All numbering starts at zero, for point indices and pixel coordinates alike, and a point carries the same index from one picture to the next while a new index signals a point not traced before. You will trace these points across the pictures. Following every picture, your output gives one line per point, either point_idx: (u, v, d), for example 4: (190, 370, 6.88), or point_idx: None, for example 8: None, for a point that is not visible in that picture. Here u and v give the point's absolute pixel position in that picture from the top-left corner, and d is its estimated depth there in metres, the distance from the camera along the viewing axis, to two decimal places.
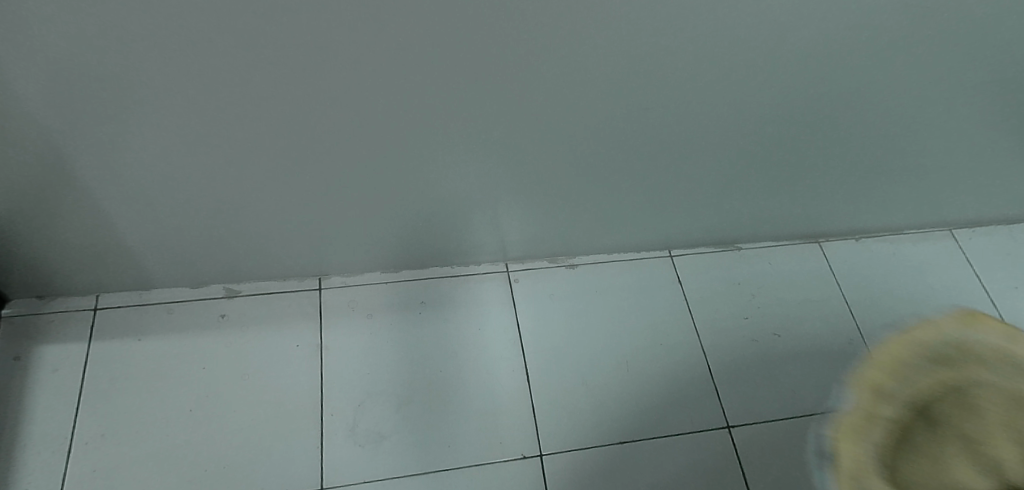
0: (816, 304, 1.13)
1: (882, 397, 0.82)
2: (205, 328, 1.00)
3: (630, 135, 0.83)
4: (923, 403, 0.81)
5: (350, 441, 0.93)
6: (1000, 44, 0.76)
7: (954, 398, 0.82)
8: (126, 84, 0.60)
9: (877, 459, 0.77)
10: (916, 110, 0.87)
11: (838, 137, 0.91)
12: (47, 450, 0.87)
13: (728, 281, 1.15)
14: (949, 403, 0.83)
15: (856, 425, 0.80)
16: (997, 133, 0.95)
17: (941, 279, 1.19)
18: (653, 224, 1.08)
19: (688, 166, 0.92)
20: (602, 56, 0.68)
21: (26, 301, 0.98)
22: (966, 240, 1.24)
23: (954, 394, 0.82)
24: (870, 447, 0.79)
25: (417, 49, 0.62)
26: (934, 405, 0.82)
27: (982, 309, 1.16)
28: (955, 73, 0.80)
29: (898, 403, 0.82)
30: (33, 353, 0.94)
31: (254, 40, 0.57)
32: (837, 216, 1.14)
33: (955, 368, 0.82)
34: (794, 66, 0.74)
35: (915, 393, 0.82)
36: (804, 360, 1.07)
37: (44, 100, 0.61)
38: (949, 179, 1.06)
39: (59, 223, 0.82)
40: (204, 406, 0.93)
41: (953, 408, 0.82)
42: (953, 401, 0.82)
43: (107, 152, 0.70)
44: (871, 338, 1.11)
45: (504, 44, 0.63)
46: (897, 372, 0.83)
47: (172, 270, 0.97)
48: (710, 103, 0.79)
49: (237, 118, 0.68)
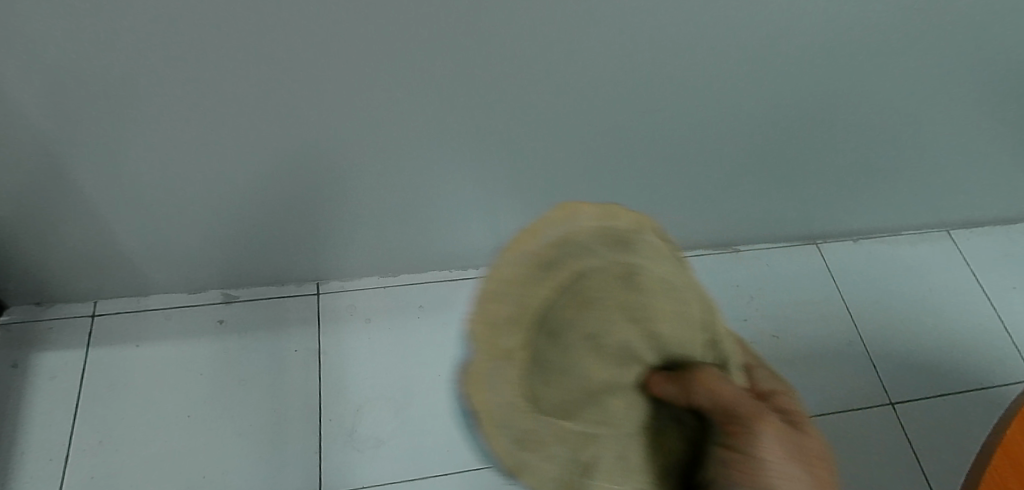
0: (815, 306, 1.14)
1: (567, 323, 0.48)
2: (203, 334, 0.99)
3: (628, 138, 0.83)
4: (571, 324, 0.48)
5: (349, 446, 0.93)
6: (995, 41, 0.77)
7: (620, 290, 0.49)
8: (122, 87, 0.60)
9: (537, 396, 0.47)
10: (912, 109, 0.87)
11: (835, 138, 0.91)
12: (47, 457, 0.87)
13: (726, 283, 1.14)
14: (580, 311, 0.48)
15: (488, 358, 0.44)
16: (994, 132, 0.95)
17: (939, 280, 1.19)
18: (652, 227, 1.07)
19: (686, 168, 0.92)
20: (598, 57, 0.68)
21: (24, 308, 0.98)
22: (965, 241, 1.24)
23: (600, 289, 0.48)
24: (534, 381, 0.47)
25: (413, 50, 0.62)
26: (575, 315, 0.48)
27: (981, 310, 1.16)
28: (951, 71, 0.81)
29: (536, 330, 0.46)
30: (31, 360, 0.94)
31: (252, 42, 0.57)
32: (836, 217, 1.14)
33: (587, 272, 0.47)
34: (790, 66, 0.74)
35: (564, 309, 0.47)
36: (804, 363, 1.07)
37: (42, 106, 0.61)
38: (946, 179, 1.06)
39: (56, 230, 0.82)
40: (201, 412, 0.93)
41: (567, 319, 0.48)
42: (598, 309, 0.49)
43: (104, 157, 0.70)
44: (870, 339, 1.11)
45: (500, 45, 0.63)
46: (535, 286, 0.45)
47: (169, 275, 0.96)
48: (707, 104, 0.79)
49: (235, 123, 0.68)
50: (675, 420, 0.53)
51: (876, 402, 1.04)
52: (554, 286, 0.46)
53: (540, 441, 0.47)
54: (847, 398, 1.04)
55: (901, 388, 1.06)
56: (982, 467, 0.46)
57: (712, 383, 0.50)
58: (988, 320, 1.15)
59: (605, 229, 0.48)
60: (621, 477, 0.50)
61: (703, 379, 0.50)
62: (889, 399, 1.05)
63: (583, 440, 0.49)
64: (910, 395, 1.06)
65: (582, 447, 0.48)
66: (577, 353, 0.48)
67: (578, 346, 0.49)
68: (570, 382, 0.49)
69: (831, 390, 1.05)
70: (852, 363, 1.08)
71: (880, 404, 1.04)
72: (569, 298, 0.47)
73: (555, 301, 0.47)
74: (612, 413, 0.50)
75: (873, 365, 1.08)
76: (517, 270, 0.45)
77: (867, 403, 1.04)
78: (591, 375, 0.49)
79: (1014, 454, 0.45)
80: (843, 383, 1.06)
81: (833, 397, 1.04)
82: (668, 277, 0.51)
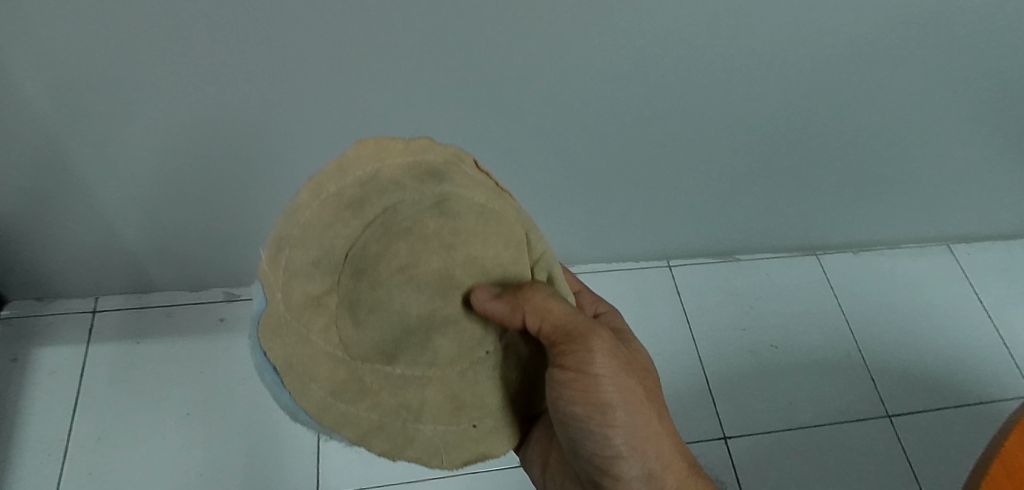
0: (814, 318, 1.14)
1: (370, 262, 0.38)
2: (204, 332, 0.99)
3: (635, 154, 0.82)
4: (369, 264, 0.38)
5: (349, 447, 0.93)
6: (1003, 64, 0.77)
7: (437, 223, 0.39)
8: (128, 96, 0.59)
9: (344, 341, 0.40)
10: (918, 126, 0.87)
11: (841, 153, 0.91)
12: (45, 453, 0.87)
13: (726, 292, 1.15)
14: (379, 247, 0.38)
15: (286, 314, 0.38)
16: (997, 149, 0.96)
17: (937, 294, 1.20)
18: (655, 235, 1.07)
19: (692, 182, 0.92)
20: (611, 80, 0.67)
21: (24, 303, 0.97)
22: (964, 255, 1.25)
23: (412, 227, 0.39)
24: (336, 331, 0.40)
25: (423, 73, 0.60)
26: (379, 252, 0.38)
27: (978, 325, 1.17)
28: (959, 91, 0.81)
29: (336, 270, 0.39)
30: (33, 355, 0.94)
31: (265, 55, 0.57)
32: (837, 229, 1.14)
33: (396, 209, 0.39)
34: (802, 90, 0.74)
35: (367, 247, 0.38)
36: (802, 374, 1.08)
37: (49, 108, 0.60)
38: (948, 194, 1.07)
39: (59, 228, 0.81)
40: (200, 411, 0.93)
41: (373, 255, 0.38)
42: (415, 238, 0.39)
43: (109, 161, 0.69)
44: (868, 352, 1.12)
45: (512, 66, 0.62)
46: (331, 225, 0.38)
47: (171, 273, 0.96)
48: (717, 125, 0.78)
49: (244, 134, 0.67)
50: (524, 345, 0.47)
51: (872, 415, 1.05)
52: (359, 226, 0.38)
53: (363, 389, 0.41)
54: (844, 410, 1.05)
55: (898, 401, 1.07)
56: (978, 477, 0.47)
57: (542, 306, 0.42)
58: (986, 335, 1.16)
59: (412, 163, 0.40)
60: (454, 420, 0.43)
61: (530, 304, 0.41)
62: (887, 412, 1.06)
63: (402, 390, 0.41)
64: (906, 408, 1.07)
65: (402, 394, 0.41)
66: (380, 301, 0.39)
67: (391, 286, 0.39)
68: (383, 320, 0.39)
69: (828, 402, 1.06)
70: (850, 376, 1.09)
71: (878, 417, 1.05)
72: (368, 232, 0.38)
73: (360, 240, 0.38)
74: (441, 364, 0.42)
75: (871, 378, 1.09)
76: (310, 215, 0.38)
77: (864, 415, 1.05)
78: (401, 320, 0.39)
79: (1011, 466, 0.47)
80: (840, 395, 1.07)
81: (830, 409, 1.05)
82: (492, 204, 0.42)
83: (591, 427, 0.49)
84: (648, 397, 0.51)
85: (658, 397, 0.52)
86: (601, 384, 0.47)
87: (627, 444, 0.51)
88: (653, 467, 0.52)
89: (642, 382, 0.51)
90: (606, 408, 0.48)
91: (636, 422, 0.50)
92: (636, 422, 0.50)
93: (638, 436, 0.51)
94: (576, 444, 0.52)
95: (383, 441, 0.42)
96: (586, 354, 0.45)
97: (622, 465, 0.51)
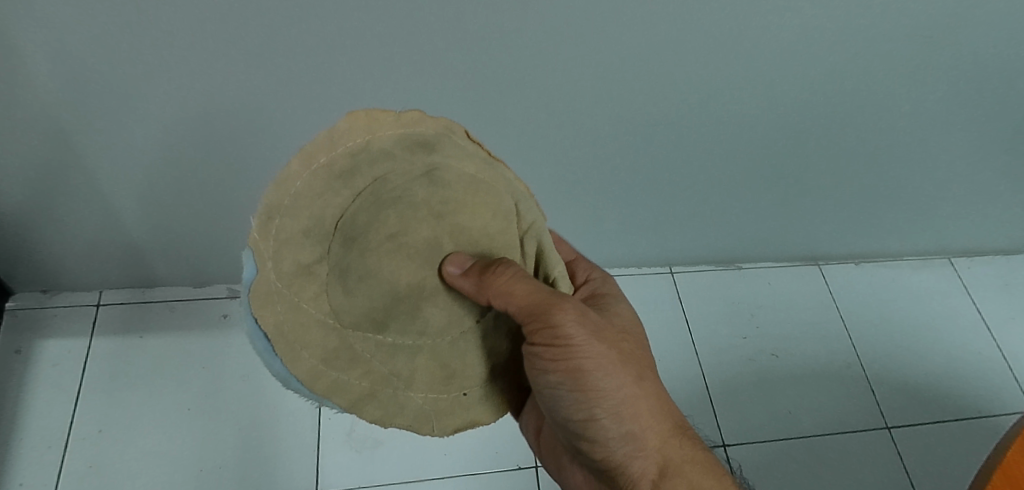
0: (814, 327, 1.14)
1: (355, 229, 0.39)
2: (207, 328, 0.99)
3: (639, 160, 0.83)
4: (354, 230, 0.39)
5: (347, 445, 0.93)
6: (1008, 79, 0.77)
7: (424, 193, 0.40)
8: (140, 91, 0.60)
9: (334, 309, 0.40)
10: (922, 140, 0.87)
11: (845, 164, 0.91)
12: (46, 445, 0.88)
13: (727, 301, 1.15)
14: (365, 214, 0.39)
15: (276, 285, 0.38)
16: (1000, 164, 0.96)
17: (938, 307, 1.20)
18: (657, 242, 1.07)
19: (694, 189, 0.92)
20: (616, 83, 0.68)
21: (29, 295, 0.98)
22: (966, 269, 1.25)
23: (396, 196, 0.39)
24: (327, 300, 0.40)
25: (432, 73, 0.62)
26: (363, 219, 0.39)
27: (979, 339, 1.17)
28: (963, 105, 0.81)
29: (322, 238, 0.39)
30: (36, 347, 0.94)
31: (277, 55, 0.57)
32: (839, 239, 1.14)
33: (385, 179, 0.40)
34: (805, 97, 0.74)
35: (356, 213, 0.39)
36: (802, 384, 1.08)
37: (61, 102, 0.61)
38: (951, 207, 1.07)
39: (66, 222, 0.82)
40: (201, 406, 0.93)
41: (359, 222, 0.39)
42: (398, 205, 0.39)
43: (117, 156, 0.70)
44: (868, 363, 1.12)
45: (519, 69, 0.63)
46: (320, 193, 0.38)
47: (176, 268, 0.96)
48: (719, 132, 0.79)
49: (253, 133, 0.68)
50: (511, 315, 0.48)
51: (871, 426, 1.05)
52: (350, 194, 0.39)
53: (352, 357, 0.41)
54: (843, 420, 1.05)
55: (897, 413, 1.07)
56: (980, 485, 0.47)
57: (508, 288, 0.41)
58: (987, 349, 1.16)
59: (403, 137, 0.41)
60: (444, 388, 0.45)
61: (499, 272, 0.41)
62: (886, 423, 1.06)
63: (391, 356, 0.42)
64: (906, 420, 1.06)
65: (393, 361, 0.42)
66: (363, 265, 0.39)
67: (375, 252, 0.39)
68: (373, 288, 0.39)
69: (827, 412, 1.06)
70: (851, 386, 1.09)
71: (877, 428, 1.05)
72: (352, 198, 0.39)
73: (350, 211, 0.39)
74: (425, 332, 0.42)
75: (871, 389, 1.09)
76: (301, 182, 0.38)
77: (863, 426, 1.05)
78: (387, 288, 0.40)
79: (1012, 474, 0.47)
80: (839, 405, 1.07)
81: (829, 419, 1.05)
82: (481, 176, 0.43)
83: (568, 395, 0.49)
84: (626, 365, 0.50)
85: (641, 363, 0.51)
86: (575, 351, 0.47)
87: (607, 411, 0.50)
88: (633, 434, 0.51)
89: (621, 349, 0.50)
90: (582, 374, 0.48)
91: (615, 388, 0.49)
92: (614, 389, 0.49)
93: (618, 404, 0.50)
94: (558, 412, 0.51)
95: (374, 407, 0.43)
96: (559, 324, 0.44)
97: (602, 429, 0.51)
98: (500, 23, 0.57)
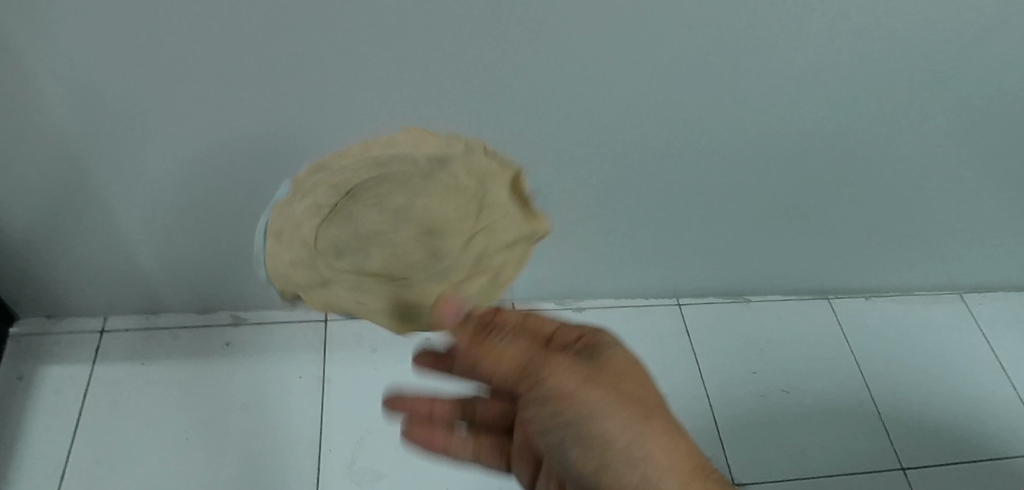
0: (825, 363, 1.12)
1: (411, 158, 0.41)
2: (209, 355, 0.99)
3: (644, 192, 0.83)
4: (440, 149, 0.41)
5: (346, 479, 0.91)
6: (1013, 116, 0.77)
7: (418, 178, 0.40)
8: (154, 120, 0.61)
9: (299, 255, 0.40)
10: (929, 173, 0.87)
11: (851, 198, 0.91)
12: (42, 473, 0.86)
13: (736, 335, 1.13)
14: (328, 232, 0.39)
15: (282, 217, 0.42)
16: (1009, 198, 0.95)
17: (950, 344, 1.18)
18: (664, 273, 1.07)
19: (701, 221, 0.92)
20: (622, 119, 0.68)
21: (34, 320, 0.98)
22: (977, 304, 1.23)
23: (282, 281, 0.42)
24: (297, 241, 0.40)
25: (439, 106, 0.62)
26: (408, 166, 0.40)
27: (994, 377, 1.14)
28: (968, 140, 0.81)
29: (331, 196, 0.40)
30: (38, 374, 0.94)
31: (287, 88, 0.58)
32: (848, 273, 1.13)
33: (398, 160, 0.41)
34: (808, 129, 0.75)
35: (400, 155, 0.41)
36: (814, 422, 1.06)
37: (76, 131, 0.62)
38: (960, 241, 1.06)
39: (72, 247, 0.82)
40: (200, 435, 0.92)
41: (334, 212, 0.40)
42: (316, 275, 0.40)
43: (126, 183, 0.71)
44: (881, 402, 1.09)
45: (525, 105, 0.64)
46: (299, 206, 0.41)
47: (179, 295, 0.96)
48: (725, 164, 0.79)
49: (262, 160, 0.68)
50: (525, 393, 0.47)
51: (885, 467, 1.02)
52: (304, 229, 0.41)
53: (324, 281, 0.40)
54: (855, 460, 1.03)
55: (912, 454, 1.04)
56: None
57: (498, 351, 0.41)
58: (1003, 389, 1.13)
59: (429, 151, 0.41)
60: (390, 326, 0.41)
61: (487, 346, 0.41)
62: (901, 464, 1.03)
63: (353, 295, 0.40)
64: (921, 461, 1.04)
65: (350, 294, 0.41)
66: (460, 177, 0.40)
67: (430, 200, 0.39)
68: (337, 240, 0.39)
69: (840, 452, 1.03)
70: (864, 425, 1.06)
71: (891, 469, 1.02)
72: (286, 262, 0.41)
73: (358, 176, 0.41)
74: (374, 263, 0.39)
75: (884, 428, 1.06)
76: (349, 161, 0.43)
77: (877, 467, 1.02)
78: (473, 198, 0.40)
79: None
80: (852, 445, 1.04)
81: (842, 459, 1.02)
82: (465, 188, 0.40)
83: (567, 451, 0.44)
84: (626, 403, 0.43)
85: (647, 402, 0.44)
86: (569, 400, 0.42)
87: (598, 464, 0.43)
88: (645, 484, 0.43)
89: (621, 388, 0.43)
90: (577, 424, 0.42)
91: (616, 432, 0.42)
92: (599, 441, 0.42)
93: (620, 443, 0.42)
94: (564, 462, 0.45)
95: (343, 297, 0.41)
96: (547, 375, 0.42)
97: (612, 478, 0.43)
98: (507, 53, 0.57)
